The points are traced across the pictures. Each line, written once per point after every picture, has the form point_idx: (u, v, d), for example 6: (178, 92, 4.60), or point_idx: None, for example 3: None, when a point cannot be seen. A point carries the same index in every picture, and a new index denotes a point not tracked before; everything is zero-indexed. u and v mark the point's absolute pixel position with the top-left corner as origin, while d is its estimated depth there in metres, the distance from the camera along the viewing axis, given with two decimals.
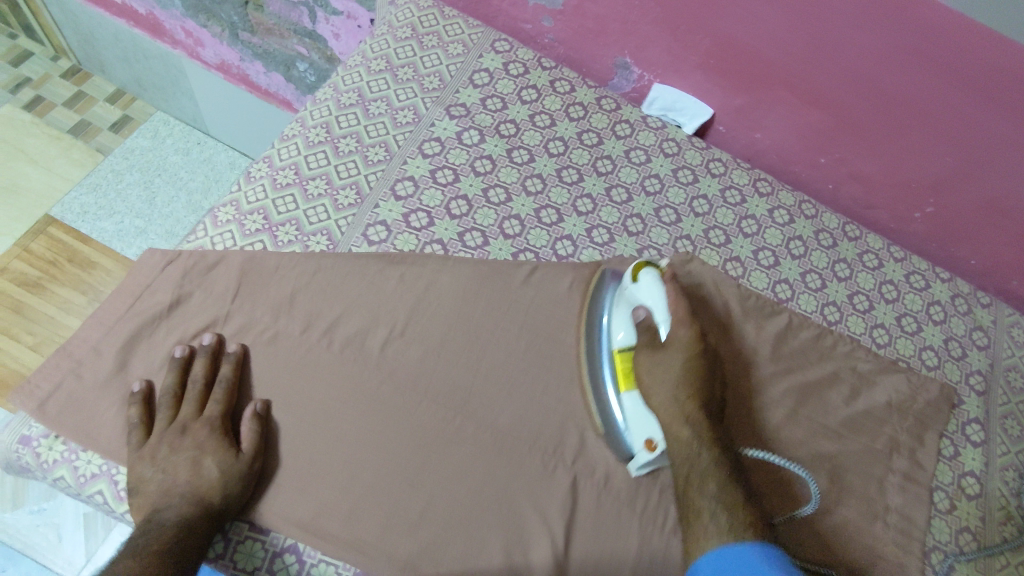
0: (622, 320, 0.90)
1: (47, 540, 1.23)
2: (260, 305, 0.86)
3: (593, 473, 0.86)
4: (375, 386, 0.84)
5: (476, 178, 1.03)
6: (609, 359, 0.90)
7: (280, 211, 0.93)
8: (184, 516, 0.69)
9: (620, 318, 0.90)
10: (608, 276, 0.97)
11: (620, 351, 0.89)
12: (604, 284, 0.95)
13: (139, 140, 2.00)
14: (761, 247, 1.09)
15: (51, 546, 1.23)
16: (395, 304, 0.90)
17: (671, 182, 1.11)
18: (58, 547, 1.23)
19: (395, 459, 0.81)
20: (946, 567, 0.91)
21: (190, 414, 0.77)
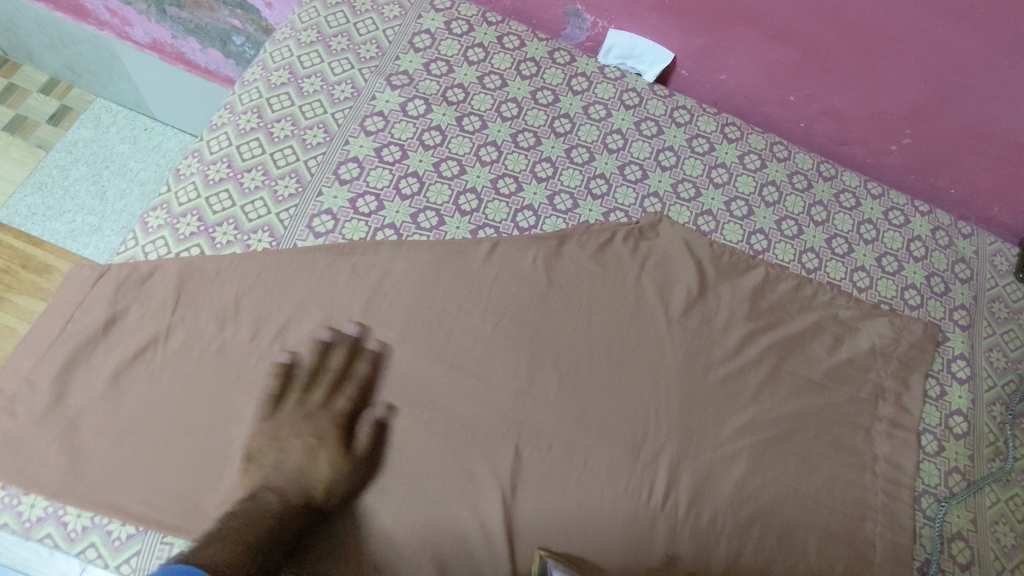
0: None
1: None
2: (203, 314, 0.80)
3: (573, 455, 0.83)
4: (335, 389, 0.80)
5: (424, 152, 0.96)
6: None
7: (216, 210, 0.86)
8: None
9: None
10: (531, 515, 0.78)
11: None
12: (550, 568, 0.66)
13: (81, 132, 1.88)
14: (733, 197, 1.04)
15: None
16: (350, 298, 0.85)
17: (634, 136, 1.04)
18: None
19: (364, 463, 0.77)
20: (937, 513, 0.90)
21: (320, 400, 0.77)
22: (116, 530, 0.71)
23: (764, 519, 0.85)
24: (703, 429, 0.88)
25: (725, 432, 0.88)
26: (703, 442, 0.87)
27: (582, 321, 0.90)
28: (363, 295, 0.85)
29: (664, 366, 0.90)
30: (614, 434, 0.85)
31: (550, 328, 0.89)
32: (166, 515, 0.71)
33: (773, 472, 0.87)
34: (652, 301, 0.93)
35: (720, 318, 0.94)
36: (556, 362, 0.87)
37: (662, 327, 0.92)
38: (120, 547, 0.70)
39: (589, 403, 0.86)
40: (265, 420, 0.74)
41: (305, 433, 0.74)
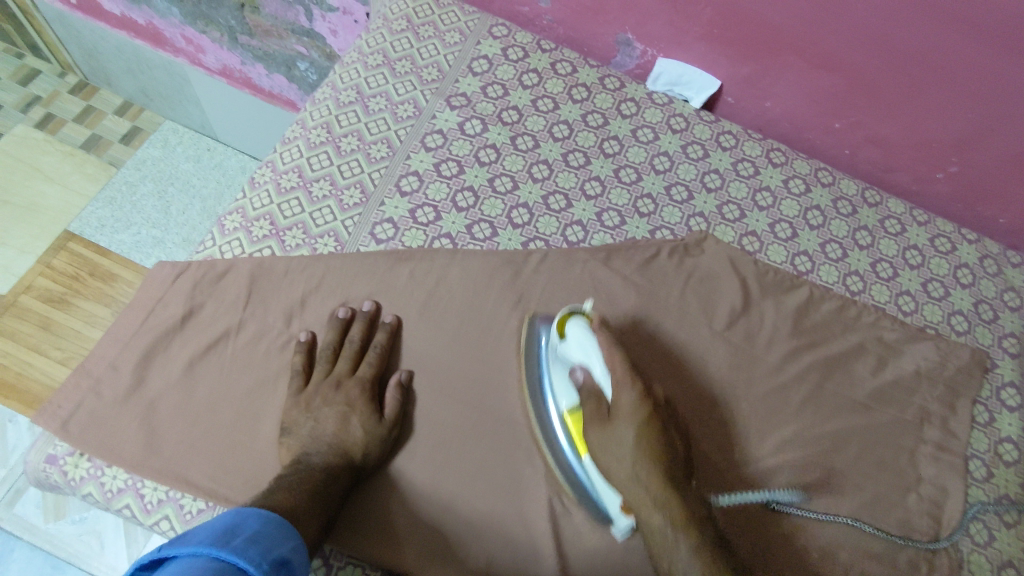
0: (563, 384, 0.82)
1: (90, 548, 1.34)
2: (271, 311, 0.86)
3: None
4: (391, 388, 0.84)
5: (481, 168, 1.01)
6: (561, 427, 0.82)
7: (286, 215, 0.93)
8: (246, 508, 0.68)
9: (559, 380, 0.83)
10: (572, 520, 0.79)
11: (571, 413, 0.81)
12: (537, 327, 0.88)
13: (150, 150, 2.01)
14: (778, 219, 1.06)
15: (94, 553, 1.33)
16: (407, 301, 0.89)
17: (681, 159, 1.08)
18: (101, 554, 1.33)
19: (417, 458, 0.81)
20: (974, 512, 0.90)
21: (347, 370, 0.82)
22: (187, 505, 0.75)
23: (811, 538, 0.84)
24: (745, 443, 0.88)
25: (769, 448, 0.89)
26: (744, 455, 0.88)
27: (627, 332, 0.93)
28: (419, 298, 0.90)
29: (706, 380, 0.92)
30: None
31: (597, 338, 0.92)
32: (232, 495, 0.75)
33: (817, 490, 0.87)
34: (696, 315, 0.95)
35: (763, 336, 0.96)
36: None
37: (705, 341, 0.94)
38: (191, 520, 0.74)
39: None
40: (327, 408, 0.78)
41: (366, 420, 0.78)
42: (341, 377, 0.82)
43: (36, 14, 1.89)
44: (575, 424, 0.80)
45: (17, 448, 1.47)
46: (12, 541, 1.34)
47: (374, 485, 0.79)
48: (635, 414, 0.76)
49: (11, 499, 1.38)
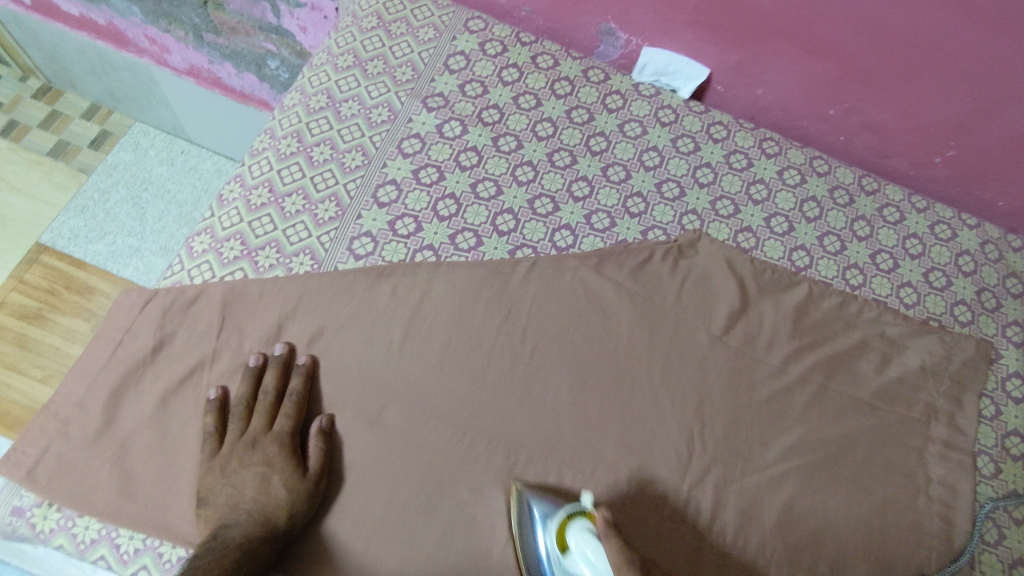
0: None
1: None
2: (247, 338, 0.81)
3: (617, 477, 0.81)
4: (379, 413, 0.80)
5: (462, 172, 0.96)
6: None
7: (258, 234, 0.87)
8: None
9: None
10: None
11: None
12: (526, 500, 0.76)
13: (120, 155, 1.93)
14: (774, 213, 1.02)
15: None
16: (391, 320, 0.85)
17: (671, 153, 1.04)
18: None
19: (409, 488, 0.77)
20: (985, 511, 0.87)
21: (262, 426, 0.76)
22: (167, 553, 0.71)
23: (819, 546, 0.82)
24: (749, 451, 0.85)
25: (774, 456, 0.86)
26: (749, 464, 0.85)
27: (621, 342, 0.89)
28: (402, 315, 0.85)
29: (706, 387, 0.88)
30: (659, 461, 0.83)
31: (591, 348, 0.88)
32: None
33: (824, 497, 0.84)
34: (693, 320, 0.92)
35: (763, 337, 0.92)
36: (599, 384, 0.86)
37: (703, 347, 0.90)
38: (172, 569, 0.70)
39: (634, 426, 0.84)
40: (244, 470, 0.72)
41: (286, 478, 0.71)
42: (257, 435, 0.75)
43: None
44: None
45: None
46: None
47: (365, 518, 0.75)
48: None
49: None
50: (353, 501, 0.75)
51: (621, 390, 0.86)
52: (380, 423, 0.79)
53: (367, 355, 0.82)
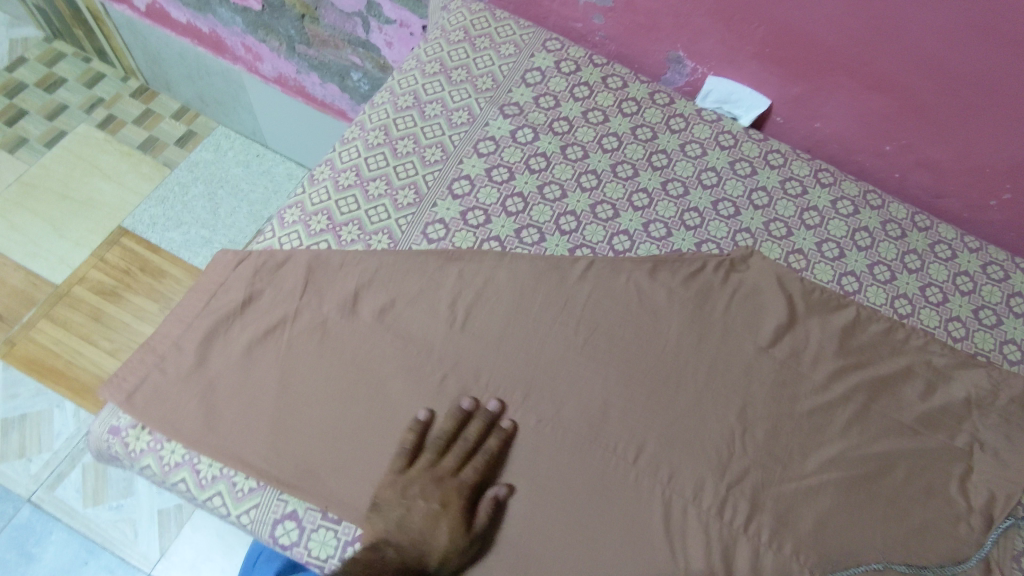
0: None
1: (125, 536, 1.41)
2: (326, 301, 0.88)
3: (658, 466, 0.84)
4: (439, 382, 0.85)
5: (531, 174, 1.04)
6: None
7: (343, 212, 0.96)
8: None
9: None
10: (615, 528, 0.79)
11: None
12: None
13: (203, 154, 2.05)
14: (826, 239, 1.06)
15: (128, 540, 1.40)
16: (456, 300, 0.91)
17: (728, 174, 1.09)
18: (134, 541, 1.40)
19: (460, 454, 0.81)
20: (1004, 527, 0.87)
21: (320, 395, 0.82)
22: (239, 483, 0.79)
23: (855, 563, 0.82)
24: (788, 458, 0.87)
25: (811, 468, 0.87)
26: (787, 471, 0.87)
27: (670, 344, 0.93)
28: (466, 295, 0.91)
29: (749, 394, 0.91)
30: (700, 460, 0.86)
31: (641, 346, 0.92)
32: (282, 475, 0.78)
33: (861, 512, 0.85)
34: (740, 331, 0.95)
35: (807, 353, 0.95)
36: (646, 379, 0.90)
37: (749, 355, 0.94)
38: (243, 497, 0.78)
39: (676, 421, 0.88)
40: None
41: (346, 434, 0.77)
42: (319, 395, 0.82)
43: (107, 21, 1.98)
44: None
45: (62, 434, 1.52)
46: (52, 522, 1.41)
47: None
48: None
49: (53, 484, 1.45)
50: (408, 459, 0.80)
51: (667, 387, 0.90)
52: (438, 391, 0.85)
53: (432, 329, 0.89)
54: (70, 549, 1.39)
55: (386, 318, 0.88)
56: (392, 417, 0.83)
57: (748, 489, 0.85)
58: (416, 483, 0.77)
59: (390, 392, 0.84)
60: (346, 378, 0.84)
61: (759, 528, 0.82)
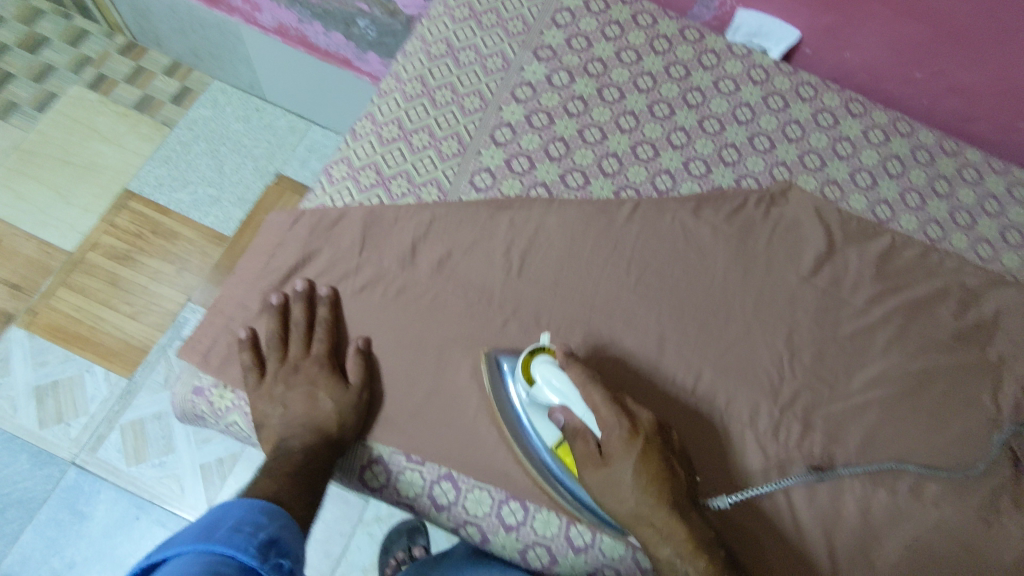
0: (543, 420, 0.80)
1: (171, 491, 1.36)
2: (385, 255, 0.90)
3: (714, 395, 0.89)
4: (503, 327, 0.88)
5: (569, 118, 1.04)
6: (551, 459, 0.80)
7: (390, 165, 0.96)
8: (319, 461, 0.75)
9: (538, 416, 0.80)
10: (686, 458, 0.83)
11: (559, 448, 0.79)
12: (496, 359, 0.84)
13: (201, 111, 1.85)
14: (859, 167, 1.09)
15: (176, 495, 1.35)
16: (510, 248, 0.93)
17: (762, 109, 1.10)
18: (182, 496, 1.35)
19: None
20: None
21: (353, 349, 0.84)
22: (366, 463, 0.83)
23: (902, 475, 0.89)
24: (833, 380, 0.93)
25: (856, 387, 0.93)
26: (834, 392, 0.92)
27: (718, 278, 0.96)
28: (519, 240, 0.94)
29: (795, 323, 0.95)
30: (753, 386, 0.90)
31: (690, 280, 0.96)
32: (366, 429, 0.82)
33: (902, 425, 0.91)
34: (782, 263, 0.99)
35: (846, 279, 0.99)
36: (697, 312, 0.94)
37: (792, 286, 0.97)
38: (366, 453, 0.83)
39: (729, 352, 0.92)
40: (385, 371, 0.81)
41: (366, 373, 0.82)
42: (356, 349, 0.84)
43: None
44: (565, 458, 0.79)
45: (96, 398, 1.43)
46: (98, 483, 1.35)
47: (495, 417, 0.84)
48: (622, 427, 0.73)
49: (94, 446, 1.38)
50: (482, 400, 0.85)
51: (718, 319, 0.94)
52: (505, 334, 0.88)
53: (490, 275, 0.91)
54: (116, 508, 1.34)
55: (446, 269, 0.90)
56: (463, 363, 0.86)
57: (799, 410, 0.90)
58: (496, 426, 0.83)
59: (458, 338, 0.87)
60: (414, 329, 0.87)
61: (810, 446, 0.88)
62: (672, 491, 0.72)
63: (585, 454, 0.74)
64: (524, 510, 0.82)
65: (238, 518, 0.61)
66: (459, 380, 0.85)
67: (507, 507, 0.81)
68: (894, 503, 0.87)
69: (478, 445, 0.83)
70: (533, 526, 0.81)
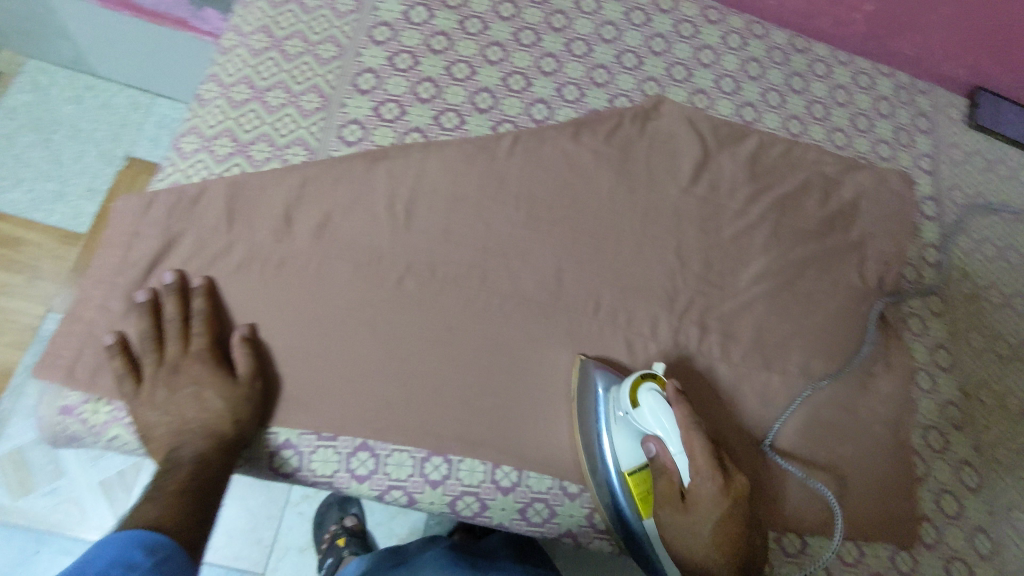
0: (628, 443, 0.79)
1: (72, 515, 1.18)
2: (258, 228, 0.83)
3: (617, 313, 0.90)
4: (399, 283, 0.85)
5: (435, 54, 0.99)
6: (619, 485, 0.78)
7: (246, 130, 0.89)
8: (204, 458, 0.72)
9: (626, 439, 0.79)
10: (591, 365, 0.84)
11: (632, 475, 0.78)
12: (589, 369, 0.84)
13: (18, 96, 1.50)
14: (723, 75, 1.12)
15: (77, 519, 1.18)
16: (392, 198, 0.88)
17: (626, 26, 1.10)
18: (85, 518, 1.18)
19: (437, 346, 0.83)
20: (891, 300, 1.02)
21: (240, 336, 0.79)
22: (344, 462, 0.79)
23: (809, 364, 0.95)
24: (722, 279, 0.96)
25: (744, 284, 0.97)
26: (725, 292, 0.96)
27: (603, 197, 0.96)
28: (395, 189, 0.89)
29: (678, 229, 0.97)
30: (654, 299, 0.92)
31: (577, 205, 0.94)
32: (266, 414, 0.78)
33: (786, 313, 0.97)
34: (662, 176, 0.99)
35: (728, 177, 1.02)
36: (589, 235, 0.93)
37: (674, 198, 0.98)
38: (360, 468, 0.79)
39: (625, 266, 0.92)
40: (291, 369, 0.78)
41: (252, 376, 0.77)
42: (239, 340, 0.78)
43: None
44: (633, 487, 0.78)
45: None
46: None
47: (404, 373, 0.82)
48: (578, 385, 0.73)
49: None
50: (385, 362, 0.82)
51: (609, 239, 0.94)
52: (397, 289, 0.84)
53: (372, 230, 0.86)
54: (9, 548, 1.14)
55: (322, 229, 0.85)
56: (358, 328, 0.82)
57: (704, 319, 0.94)
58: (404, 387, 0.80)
59: (348, 302, 0.83)
60: (298, 301, 0.82)
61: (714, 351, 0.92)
62: (735, 543, 0.73)
63: (667, 491, 0.75)
64: (446, 463, 0.81)
65: (110, 558, 0.60)
66: (361, 344, 0.82)
67: (429, 464, 0.80)
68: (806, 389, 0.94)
69: (390, 409, 0.80)
70: (457, 477, 0.81)
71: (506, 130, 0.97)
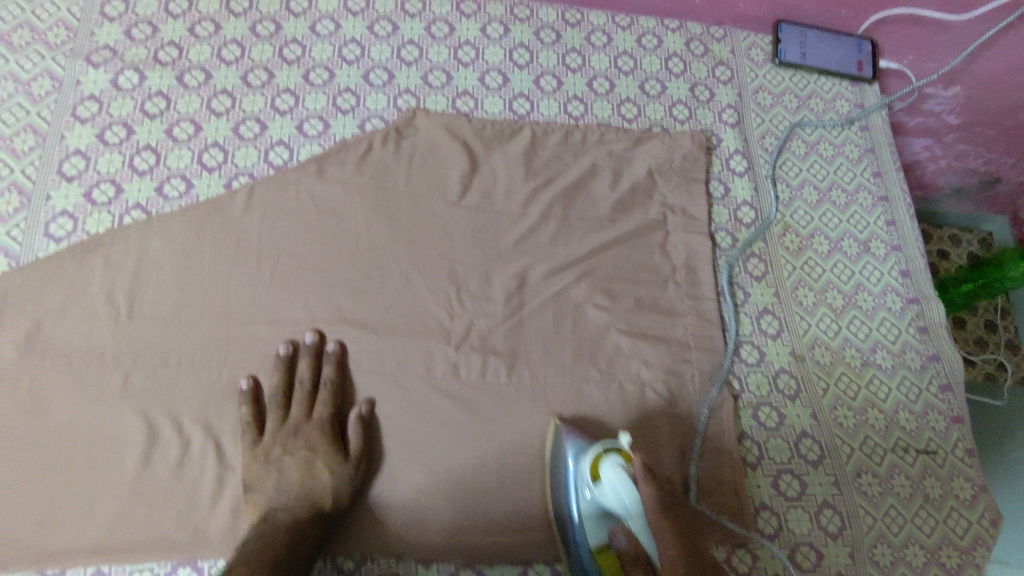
0: (592, 524, 0.37)
1: None
2: (22, 311, 0.39)
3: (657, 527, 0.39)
4: (179, 412, 0.38)
5: (332, 24, 0.49)
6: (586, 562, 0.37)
7: (30, 117, 0.43)
8: None
9: (592, 526, 0.37)
10: None
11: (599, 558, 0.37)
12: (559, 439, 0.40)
13: None
14: (930, 117, 0.63)
15: None
16: (108, 286, 0.40)
17: (821, 41, 0.57)
18: None
19: (226, 482, 0.37)
20: None
21: None
22: None
23: (948, 548, 0.42)
24: (936, 430, 0.46)
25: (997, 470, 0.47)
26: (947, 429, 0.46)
27: (681, 284, 0.47)
28: (239, 201, 0.43)
29: (877, 342, 0.48)
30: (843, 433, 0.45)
31: (642, 285, 0.46)
32: None
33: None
34: (835, 248, 0.51)
35: (917, 347, 0.48)
36: (645, 351, 0.44)
37: (857, 270, 0.50)
38: None
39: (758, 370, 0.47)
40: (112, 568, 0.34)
41: None
42: None
43: None
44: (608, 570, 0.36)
45: None
46: None
47: (126, 545, 0.36)
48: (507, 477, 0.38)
49: None
50: (122, 497, 0.36)
51: (691, 361, 0.45)
52: (163, 407, 0.38)
53: (185, 259, 0.41)
54: None
55: (22, 348, 0.38)
56: (66, 454, 0.37)
57: (795, 460, 0.43)
58: (175, 541, 0.36)
59: (53, 430, 0.37)
60: None
61: (818, 509, 0.42)
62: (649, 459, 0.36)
63: None
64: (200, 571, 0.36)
65: None
66: (76, 466, 0.37)
67: None
68: (930, 461, 0.45)
69: (112, 537, 0.36)
70: None
71: (517, 124, 0.49)
